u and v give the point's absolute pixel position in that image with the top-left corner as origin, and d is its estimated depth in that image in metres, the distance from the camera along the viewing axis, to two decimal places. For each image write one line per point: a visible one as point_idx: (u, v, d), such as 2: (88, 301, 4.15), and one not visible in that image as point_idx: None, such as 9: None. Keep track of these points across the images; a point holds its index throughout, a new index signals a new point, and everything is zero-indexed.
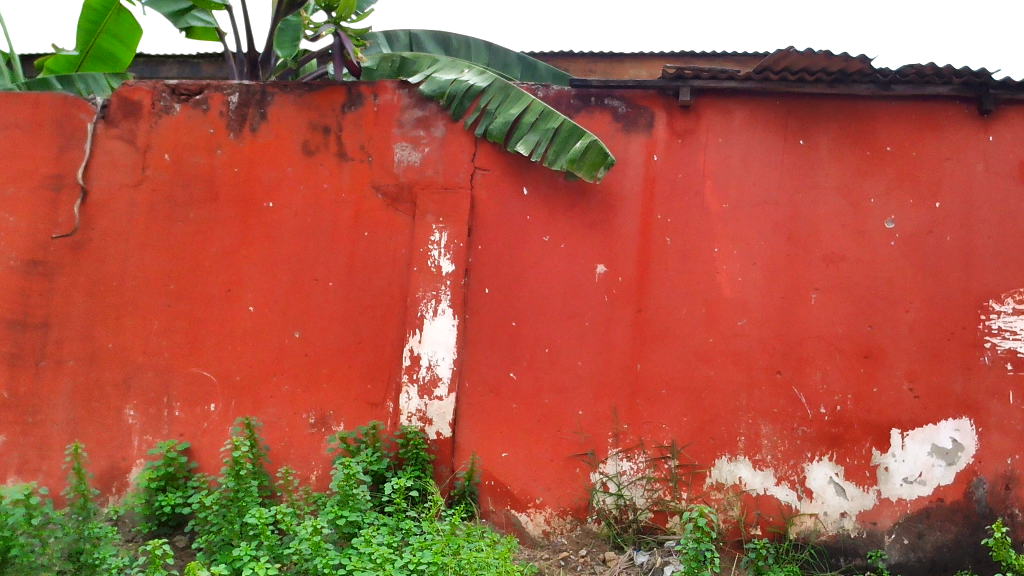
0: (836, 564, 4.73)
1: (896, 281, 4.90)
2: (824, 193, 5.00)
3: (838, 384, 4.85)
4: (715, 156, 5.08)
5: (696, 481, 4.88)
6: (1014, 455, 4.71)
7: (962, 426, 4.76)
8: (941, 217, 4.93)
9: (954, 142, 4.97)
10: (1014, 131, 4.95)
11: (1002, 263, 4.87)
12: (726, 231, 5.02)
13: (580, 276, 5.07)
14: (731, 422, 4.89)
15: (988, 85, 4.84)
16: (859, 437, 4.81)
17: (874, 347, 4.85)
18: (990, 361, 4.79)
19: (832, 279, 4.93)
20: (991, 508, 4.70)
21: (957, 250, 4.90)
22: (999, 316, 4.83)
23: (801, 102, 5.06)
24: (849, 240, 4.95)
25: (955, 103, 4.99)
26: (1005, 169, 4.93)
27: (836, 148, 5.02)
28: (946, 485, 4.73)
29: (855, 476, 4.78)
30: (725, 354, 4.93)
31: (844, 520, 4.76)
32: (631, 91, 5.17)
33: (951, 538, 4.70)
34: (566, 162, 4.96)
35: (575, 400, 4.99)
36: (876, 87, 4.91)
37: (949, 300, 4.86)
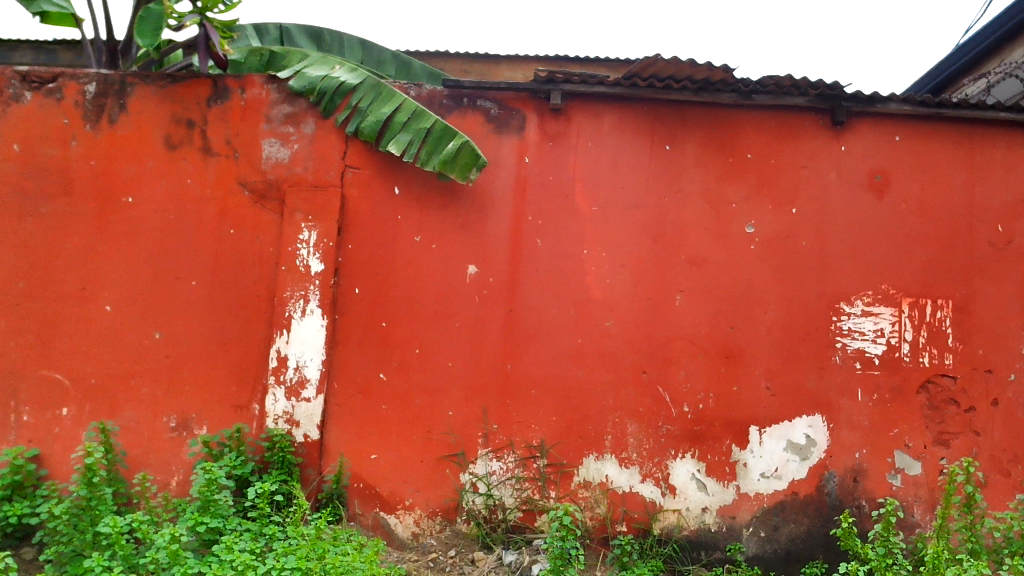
0: (698, 557, 4.87)
1: (755, 283, 5.09)
2: (689, 198, 5.14)
3: (700, 383, 5.00)
4: (585, 159, 5.16)
5: (564, 479, 4.95)
6: (862, 449, 4.97)
7: (815, 422, 4.98)
8: (797, 223, 5.14)
9: (810, 151, 5.20)
10: (864, 142, 5.22)
11: (852, 267, 5.12)
12: (595, 234, 5.11)
13: (451, 276, 5.07)
14: (598, 421, 4.98)
15: (841, 98, 5.08)
16: (719, 434, 4.97)
17: (735, 347, 5.03)
18: (841, 360, 5.03)
19: (696, 281, 5.08)
20: (841, 500, 4.93)
21: (811, 254, 5.12)
22: (849, 317, 5.07)
23: (667, 109, 5.19)
24: (713, 243, 5.12)
25: (811, 114, 5.22)
26: (855, 177, 5.19)
27: (700, 154, 5.17)
28: (800, 479, 4.94)
29: (716, 472, 4.95)
30: (593, 354, 5.01)
31: (705, 515, 4.91)
32: (503, 92, 5.20)
33: (804, 530, 4.91)
34: (439, 163, 4.94)
35: (445, 400, 4.98)
36: (738, 96, 5.07)
37: (804, 302, 5.08)
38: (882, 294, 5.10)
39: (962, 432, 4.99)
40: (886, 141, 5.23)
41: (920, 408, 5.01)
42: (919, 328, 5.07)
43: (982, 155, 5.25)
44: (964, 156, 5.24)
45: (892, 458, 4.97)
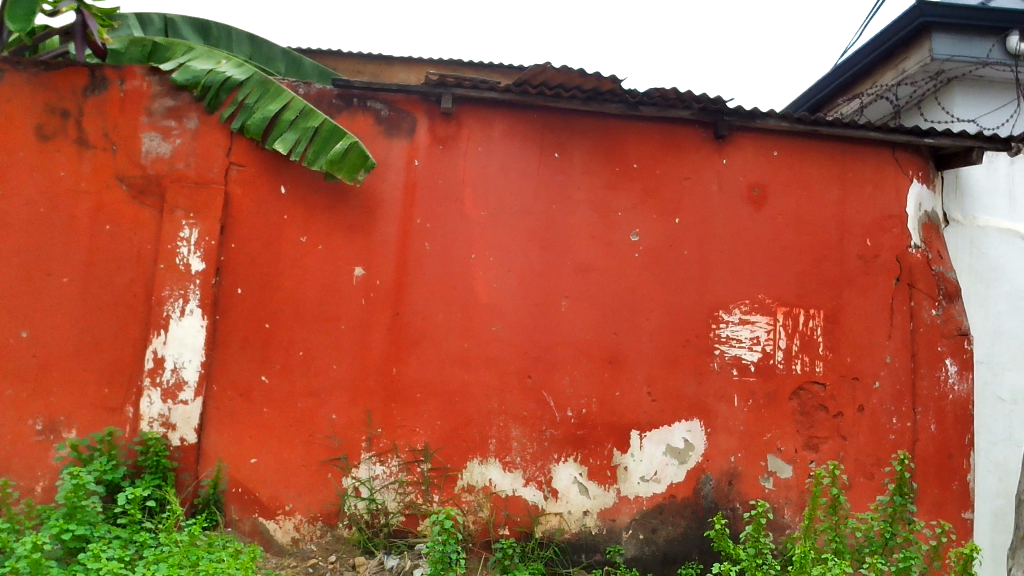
0: (578, 560, 4.94)
1: (639, 291, 5.20)
2: (576, 205, 5.22)
3: (584, 388, 5.08)
4: (475, 164, 5.18)
5: (448, 483, 4.94)
6: (737, 453, 5.13)
7: (693, 427, 5.12)
8: (680, 232, 5.29)
9: (693, 163, 5.35)
10: (744, 156, 5.40)
11: (732, 276, 5.29)
12: (483, 239, 5.13)
13: (337, 278, 5.01)
14: (483, 425, 4.99)
15: (723, 112, 5.23)
16: (601, 439, 5.05)
17: (618, 353, 5.13)
18: (719, 366, 5.19)
19: (581, 287, 5.16)
20: (716, 502, 5.08)
21: (692, 263, 5.27)
22: (727, 325, 5.24)
23: (557, 117, 5.26)
24: (598, 251, 5.20)
25: (695, 127, 5.37)
26: (735, 189, 5.37)
27: (587, 162, 5.26)
28: (678, 482, 5.07)
29: (597, 476, 5.03)
30: (479, 359, 5.03)
31: (586, 518, 4.99)
32: (393, 94, 5.16)
33: (681, 531, 5.04)
34: (326, 163, 4.87)
35: (329, 404, 4.92)
36: (625, 107, 5.15)
37: (685, 310, 5.22)
38: (759, 304, 5.28)
39: (831, 437, 5.20)
40: (765, 156, 5.42)
41: (792, 414, 5.20)
42: (792, 336, 5.27)
43: (853, 172, 5.50)
44: (836, 173, 5.48)
45: (765, 462, 5.14)
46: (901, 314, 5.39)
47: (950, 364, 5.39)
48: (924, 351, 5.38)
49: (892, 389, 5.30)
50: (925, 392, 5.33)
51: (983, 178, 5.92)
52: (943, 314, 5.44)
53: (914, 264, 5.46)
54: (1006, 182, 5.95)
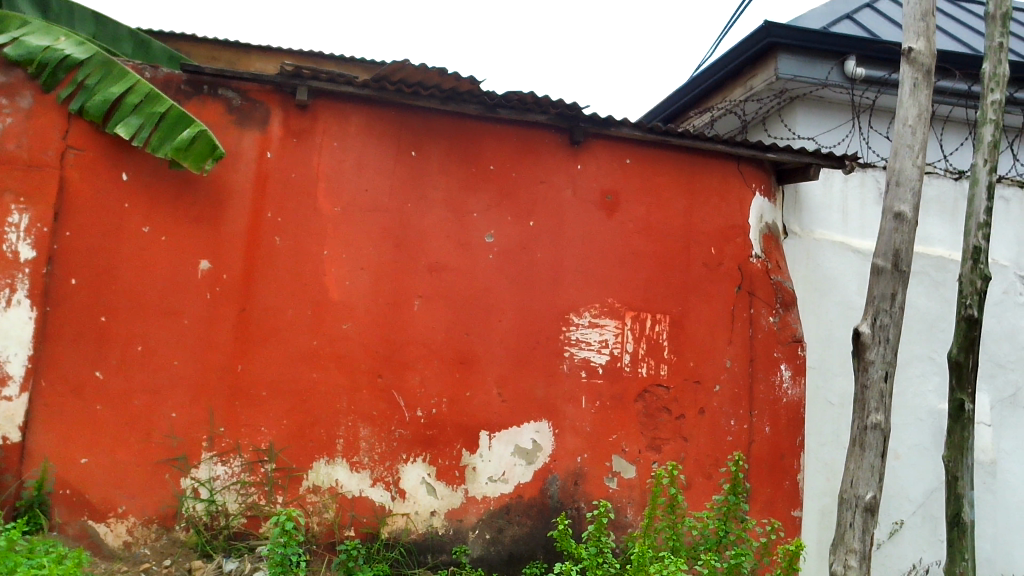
0: (423, 560, 4.92)
1: (492, 291, 5.23)
2: (431, 204, 5.20)
3: (434, 388, 5.07)
4: (330, 159, 5.09)
5: (293, 484, 4.83)
6: (583, 454, 5.22)
7: (541, 428, 5.19)
8: (534, 235, 5.35)
9: (548, 168, 5.42)
10: (598, 162, 5.52)
11: (583, 280, 5.39)
12: (336, 235, 5.04)
13: (180, 271, 4.82)
14: (330, 424, 4.90)
15: (579, 119, 5.32)
16: (451, 439, 5.05)
17: (469, 353, 5.14)
18: (568, 368, 5.28)
19: (434, 287, 5.14)
20: (561, 502, 5.16)
21: (545, 266, 5.34)
22: (577, 328, 5.33)
23: (414, 115, 5.22)
24: (452, 251, 5.20)
25: (551, 132, 5.45)
26: (588, 194, 5.47)
27: (444, 162, 5.25)
28: (525, 482, 5.12)
29: (445, 476, 5.02)
30: (329, 357, 4.94)
31: (433, 518, 4.97)
32: (246, 83, 5.01)
33: (526, 531, 5.09)
34: (171, 150, 4.67)
35: (168, 401, 4.72)
36: (483, 108, 5.17)
37: (536, 312, 5.28)
38: (608, 307, 5.40)
39: (672, 438, 5.37)
40: (617, 163, 5.55)
41: (637, 415, 5.34)
42: (639, 340, 5.42)
43: (701, 183, 5.70)
44: (685, 183, 5.67)
45: (610, 462, 5.26)
46: (741, 320, 5.62)
47: (785, 369, 5.67)
48: (761, 356, 5.63)
49: (731, 393, 5.51)
50: (762, 395, 5.58)
51: (820, 193, 6.23)
52: (779, 321, 5.71)
53: (754, 273, 5.71)
54: (840, 197, 6.28)
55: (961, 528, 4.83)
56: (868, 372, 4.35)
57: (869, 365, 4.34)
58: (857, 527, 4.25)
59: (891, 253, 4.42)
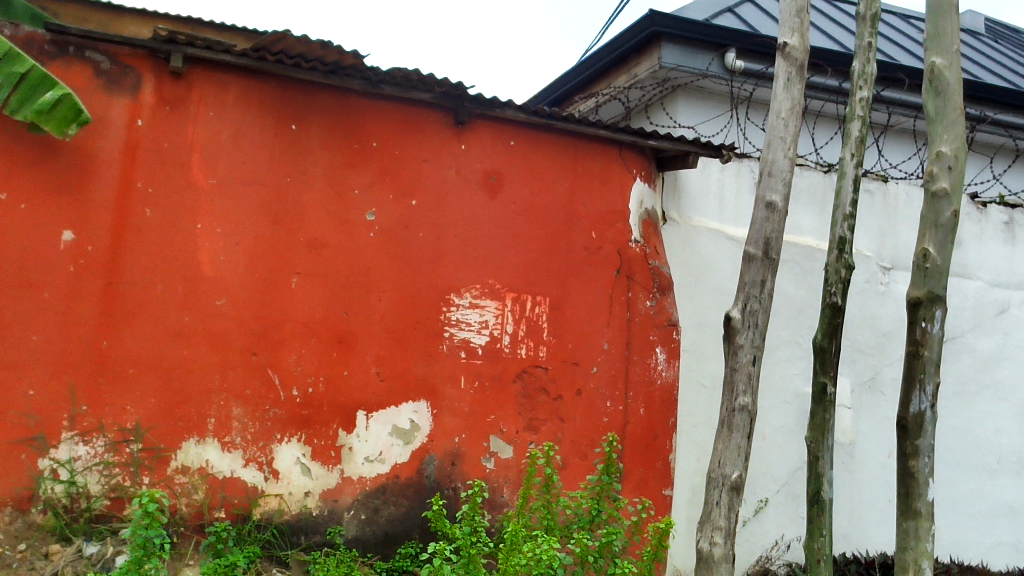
0: (296, 542, 4.83)
1: (372, 270, 5.16)
2: (311, 179, 5.09)
3: (311, 367, 4.98)
4: (205, 129, 4.91)
5: (160, 465, 4.66)
6: (461, 434, 5.23)
7: (419, 408, 5.17)
8: (416, 214, 5.30)
9: (431, 147, 5.38)
10: (482, 143, 5.50)
11: (464, 260, 5.38)
12: (210, 208, 4.88)
13: (41, 241, 4.58)
14: (201, 403, 4.76)
15: (463, 99, 5.30)
16: (327, 419, 4.98)
17: (347, 332, 5.07)
18: (447, 348, 5.27)
19: (312, 264, 5.04)
20: (438, 482, 5.16)
21: (426, 246, 5.31)
22: (458, 308, 5.33)
23: (296, 87, 5.09)
24: (331, 228, 5.11)
25: (436, 111, 5.40)
26: (472, 175, 5.46)
27: (325, 137, 5.14)
28: (402, 463, 5.09)
29: (321, 457, 4.94)
30: (201, 334, 4.79)
31: (307, 499, 4.89)
32: (116, 46, 4.79)
33: (402, 511, 5.07)
34: (32, 112, 4.42)
35: (26, 378, 4.48)
36: (366, 84, 5.08)
37: (417, 292, 5.25)
38: (488, 289, 5.41)
39: (549, 419, 5.43)
40: (501, 145, 5.55)
41: (514, 396, 5.38)
42: (519, 321, 5.45)
43: (583, 167, 5.76)
44: (567, 167, 5.72)
45: (487, 442, 5.28)
46: (619, 304, 5.72)
47: (659, 352, 5.80)
48: (637, 339, 5.74)
49: (608, 374, 5.61)
50: (636, 377, 5.70)
51: (698, 181, 6.38)
52: (655, 305, 5.84)
53: (633, 257, 5.82)
54: (717, 186, 6.44)
55: (820, 506, 5.07)
56: (737, 355, 4.50)
57: (739, 349, 4.49)
58: (723, 505, 4.41)
59: (762, 242, 4.58)
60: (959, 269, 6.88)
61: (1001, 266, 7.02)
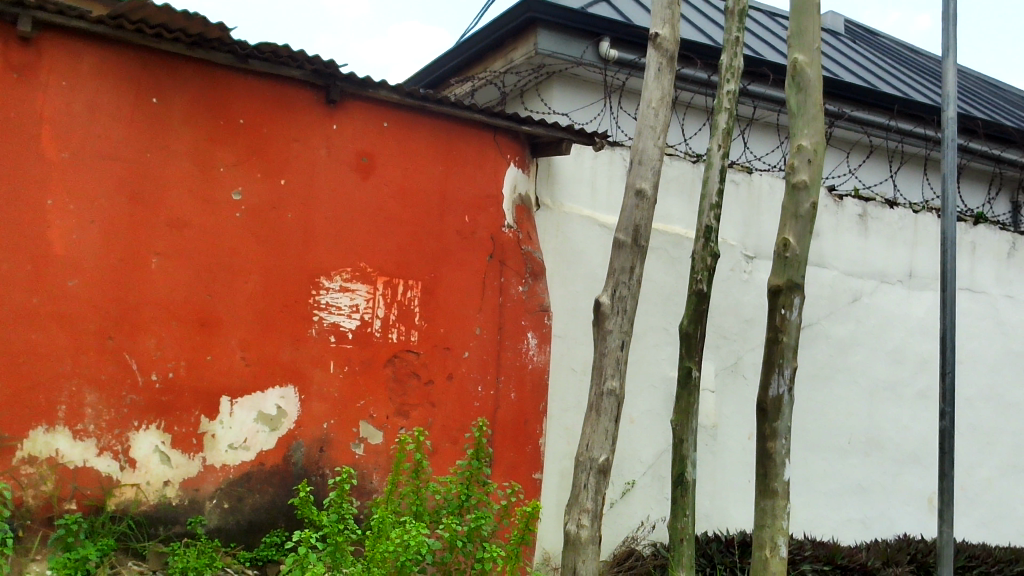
0: (154, 533, 4.64)
1: (237, 251, 5.00)
2: (173, 156, 4.88)
3: (171, 351, 4.78)
4: (57, 100, 4.63)
5: (4, 455, 4.37)
6: (329, 420, 5.13)
7: (286, 394, 5.05)
8: (284, 194, 5.15)
9: (301, 126, 5.23)
10: (354, 123, 5.39)
11: (335, 243, 5.27)
12: (62, 183, 4.61)
13: None
14: (51, 389, 4.50)
15: (335, 77, 5.19)
16: (188, 406, 4.80)
17: (210, 316, 4.90)
18: (316, 333, 5.16)
19: (173, 244, 4.84)
20: (305, 469, 5.04)
21: (295, 227, 5.17)
22: (327, 292, 5.22)
23: (157, 59, 4.86)
24: (195, 207, 4.91)
25: (306, 88, 5.26)
26: (343, 155, 5.34)
27: (188, 111, 4.93)
28: (267, 450, 4.96)
29: (181, 444, 4.76)
30: (50, 316, 4.52)
31: (166, 488, 4.70)
32: None
33: (268, 499, 4.93)
34: None
35: None
36: (233, 59, 4.91)
37: (284, 274, 5.11)
38: (359, 272, 5.32)
39: (420, 404, 5.39)
40: (374, 126, 5.45)
41: (385, 381, 5.31)
42: (390, 306, 5.38)
43: (457, 150, 5.72)
44: (441, 151, 5.67)
45: (357, 428, 5.20)
46: (491, 289, 5.72)
47: (531, 337, 5.83)
48: (509, 324, 5.76)
49: (479, 359, 5.61)
50: (508, 362, 5.71)
51: (571, 167, 6.41)
52: (528, 290, 5.86)
53: (506, 242, 5.82)
54: (590, 173, 6.49)
55: (684, 487, 5.23)
56: (606, 341, 4.57)
57: (608, 334, 4.56)
58: (590, 488, 4.49)
59: (631, 228, 4.66)
60: (816, 259, 7.18)
61: (855, 256, 7.37)
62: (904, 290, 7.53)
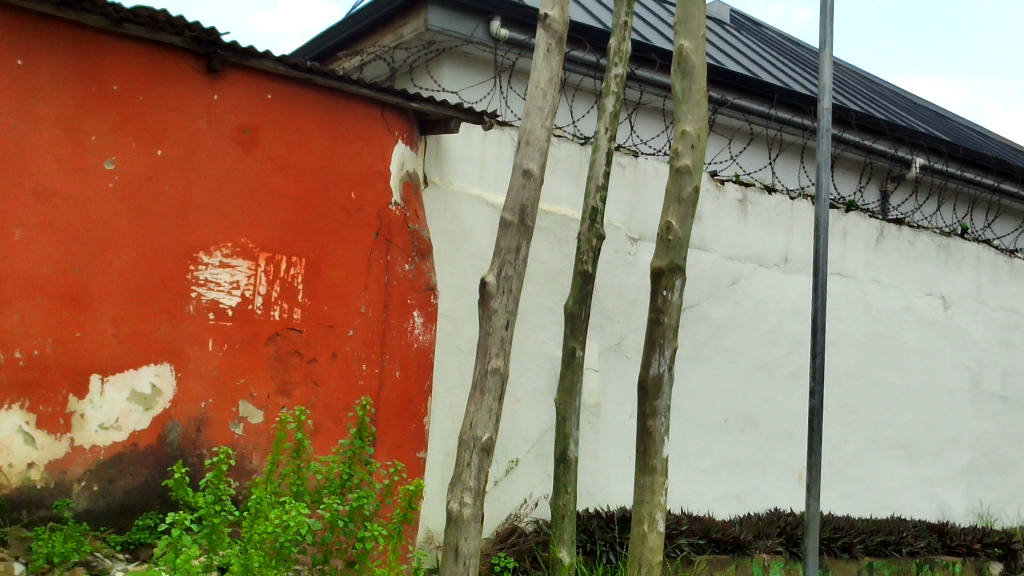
0: (17, 517, 4.44)
1: (110, 224, 4.79)
2: (40, 121, 4.64)
3: (37, 326, 4.56)
4: None
5: None
6: (207, 399, 4.99)
7: (161, 372, 4.88)
8: (161, 166, 4.96)
9: (180, 94, 5.04)
10: (236, 93, 5.23)
11: (214, 218, 5.11)
12: None
13: None
14: None
15: (216, 45, 5.02)
16: (55, 384, 4.59)
17: (80, 290, 4.69)
18: (194, 310, 5.00)
19: (39, 214, 4.61)
20: (181, 450, 4.89)
21: (172, 200, 4.99)
22: (206, 268, 5.06)
23: (23, 18, 4.61)
24: (63, 176, 4.68)
25: (185, 56, 5.07)
26: (224, 127, 5.18)
27: (57, 76, 4.69)
28: (140, 430, 4.79)
29: (48, 425, 4.55)
30: None
31: (30, 471, 4.49)
32: None
33: (141, 481, 4.77)
34: None
35: None
36: (106, 22, 4.70)
37: (160, 249, 4.93)
38: (240, 248, 5.17)
39: (302, 383, 5.29)
40: (257, 98, 5.30)
41: (266, 359, 5.19)
42: (272, 283, 5.25)
43: (344, 125, 5.62)
44: (327, 125, 5.56)
45: (236, 407, 5.07)
46: (377, 267, 5.65)
47: (416, 316, 5.79)
48: (394, 303, 5.70)
49: (364, 338, 5.54)
50: (393, 340, 5.67)
51: (460, 146, 6.38)
52: (414, 269, 5.81)
53: (392, 220, 5.75)
54: (478, 152, 6.47)
55: (566, 464, 5.31)
56: (491, 320, 4.58)
57: (493, 314, 4.58)
58: (474, 466, 4.51)
59: (518, 209, 4.67)
60: (698, 242, 7.37)
61: (735, 240, 7.59)
62: (780, 274, 7.81)
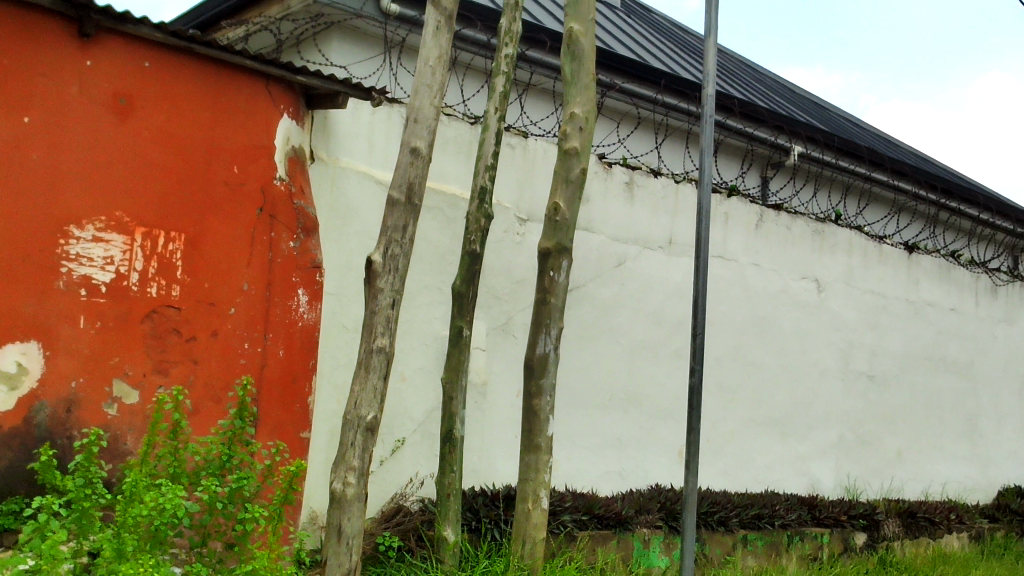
0: None
1: None
2: None
3: None
4: None
5: None
6: (78, 378, 4.79)
7: (28, 350, 4.66)
8: (28, 134, 4.72)
9: (49, 59, 4.80)
10: (111, 60, 5.01)
11: (87, 190, 4.89)
12: None
13: None
14: None
15: (89, 8, 4.80)
16: None
17: None
18: (64, 286, 4.78)
19: None
20: (50, 432, 4.68)
21: (41, 170, 4.75)
22: (78, 242, 4.84)
23: None
24: None
25: (55, 19, 4.83)
26: (98, 94, 4.96)
27: None
28: (4, 412, 4.55)
29: None
30: None
31: None
32: None
33: (5, 465, 4.54)
34: None
35: None
36: None
37: (27, 221, 4.69)
38: (114, 222, 4.97)
39: (181, 361, 5.14)
40: (134, 65, 5.09)
41: (142, 337, 5.02)
42: (149, 259, 5.07)
43: (227, 97, 5.45)
44: (208, 96, 5.38)
45: (109, 387, 4.88)
46: (260, 244, 5.52)
47: (301, 294, 5.69)
48: (278, 280, 5.59)
49: (246, 316, 5.42)
50: (276, 319, 5.56)
51: (348, 122, 6.28)
52: (299, 246, 5.71)
53: (277, 195, 5.63)
54: (367, 128, 6.38)
55: (452, 443, 5.33)
56: (377, 299, 4.54)
57: (378, 293, 4.54)
58: (358, 445, 4.48)
59: (405, 186, 4.64)
60: (585, 224, 7.46)
61: (621, 222, 7.72)
62: (664, 256, 7.98)
